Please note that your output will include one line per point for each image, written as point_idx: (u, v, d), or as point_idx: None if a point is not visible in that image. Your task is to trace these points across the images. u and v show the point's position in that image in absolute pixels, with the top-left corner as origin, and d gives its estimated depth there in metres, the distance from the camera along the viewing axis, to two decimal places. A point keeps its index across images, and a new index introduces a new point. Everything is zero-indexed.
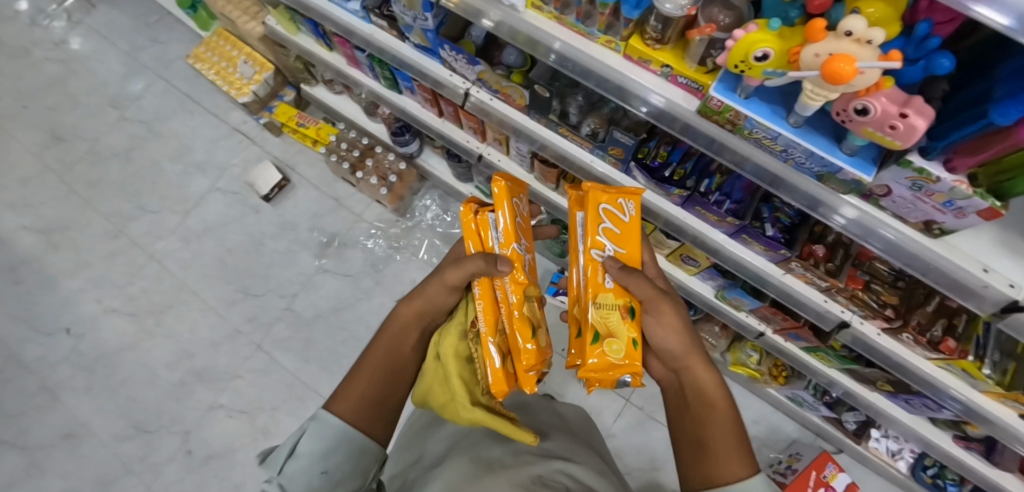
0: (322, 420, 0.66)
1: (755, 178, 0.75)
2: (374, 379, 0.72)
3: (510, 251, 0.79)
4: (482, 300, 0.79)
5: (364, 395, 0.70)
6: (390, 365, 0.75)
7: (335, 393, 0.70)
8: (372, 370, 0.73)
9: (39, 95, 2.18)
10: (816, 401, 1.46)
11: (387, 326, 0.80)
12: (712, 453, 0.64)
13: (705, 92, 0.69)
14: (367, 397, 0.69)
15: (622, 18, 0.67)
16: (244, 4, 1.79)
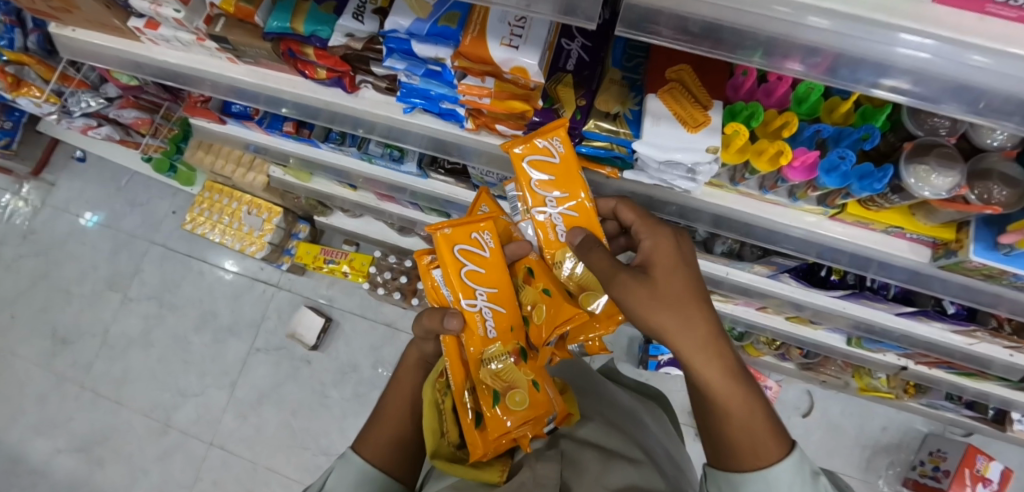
0: (345, 463, 0.54)
1: (717, 227, 0.68)
2: (392, 430, 0.57)
3: (466, 309, 0.61)
4: (449, 360, 0.60)
5: (380, 446, 0.56)
6: (401, 412, 0.59)
7: (360, 437, 0.58)
8: (391, 416, 0.58)
9: (28, 301, 1.98)
10: (957, 406, 1.37)
11: (408, 358, 0.64)
12: (732, 444, 0.43)
13: (953, 249, 0.58)
14: (380, 444, 0.56)
15: (844, 192, 0.56)
16: (234, 155, 1.60)
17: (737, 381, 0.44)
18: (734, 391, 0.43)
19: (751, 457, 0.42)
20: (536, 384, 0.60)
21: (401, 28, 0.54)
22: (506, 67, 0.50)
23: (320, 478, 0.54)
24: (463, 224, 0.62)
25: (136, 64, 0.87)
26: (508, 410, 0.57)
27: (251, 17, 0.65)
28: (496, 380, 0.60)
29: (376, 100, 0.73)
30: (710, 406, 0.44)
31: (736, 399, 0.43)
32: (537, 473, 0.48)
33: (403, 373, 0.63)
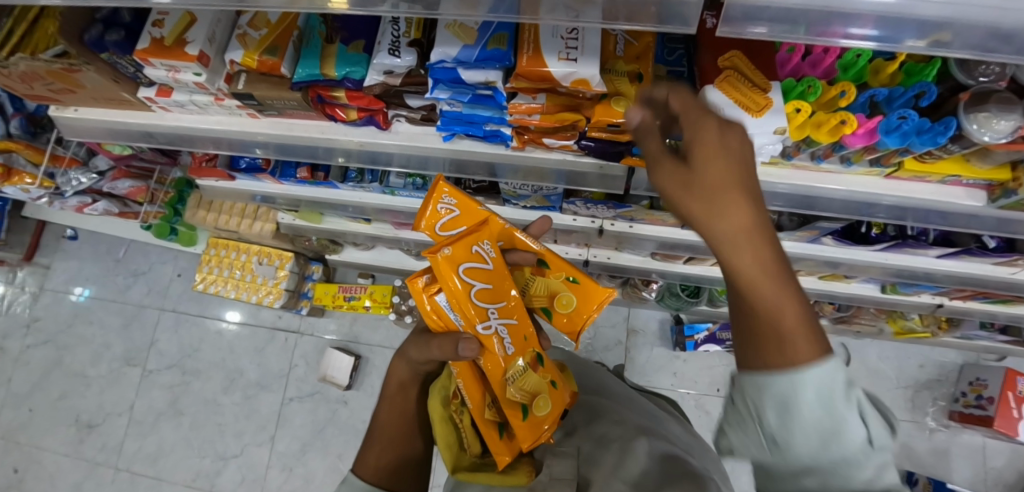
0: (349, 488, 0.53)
1: None
2: (392, 447, 0.56)
3: (483, 331, 0.57)
4: (463, 380, 0.57)
5: (380, 464, 0.55)
6: (397, 429, 0.57)
7: (360, 458, 0.57)
8: (389, 434, 0.57)
9: (45, 391, 1.91)
10: (991, 333, 1.41)
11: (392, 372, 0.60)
12: (761, 327, 0.30)
13: (1011, 187, 0.59)
14: (384, 464, 0.55)
15: (901, 149, 0.57)
16: (238, 207, 1.56)
17: (768, 253, 0.30)
18: (777, 284, 0.29)
19: (782, 356, 0.29)
20: (556, 383, 0.61)
21: (449, 57, 0.53)
22: (567, 81, 0.50)
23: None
24: (463, 240, 0.56)
25: (148, 133, 0.85)
26: (537, 418, 0.57)
27: (276, 70, 0.64)
28: (523, 393, 0.58)
29: (411, 133, 0.71)
30: (742, 305, 0.31)
31: (785, 302, 0.29)
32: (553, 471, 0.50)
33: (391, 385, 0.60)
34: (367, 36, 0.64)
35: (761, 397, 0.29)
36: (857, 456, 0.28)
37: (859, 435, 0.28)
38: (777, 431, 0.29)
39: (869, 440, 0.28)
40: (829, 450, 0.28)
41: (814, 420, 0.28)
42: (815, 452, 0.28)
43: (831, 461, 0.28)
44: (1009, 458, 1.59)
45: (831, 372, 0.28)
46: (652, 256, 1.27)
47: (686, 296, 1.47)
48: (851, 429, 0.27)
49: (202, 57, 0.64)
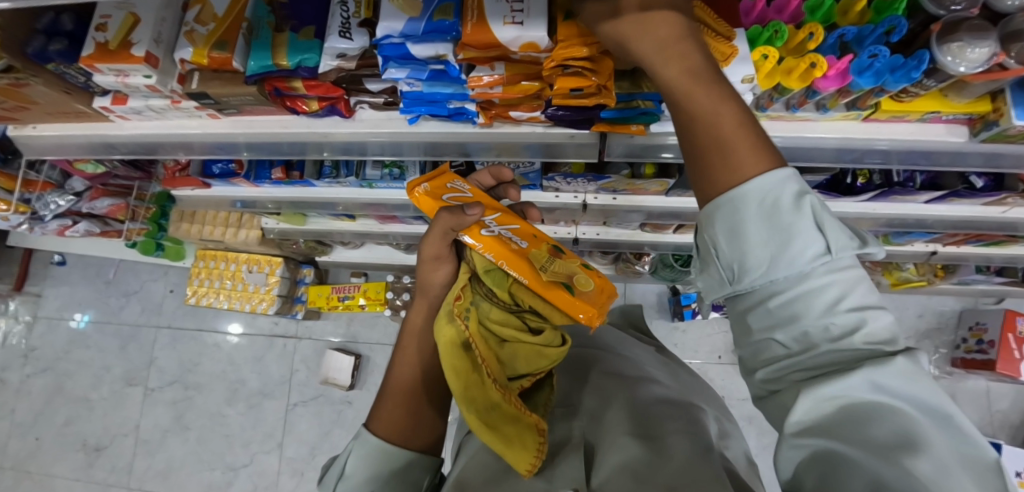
0: (361, 444, 0.50)
1: None
2: (404, 403, 0.52)
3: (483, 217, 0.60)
4: (503, 260, 0.54)
5: (392, 419, 0.51)
6: (409, 382, 0.53)
7: (371, 413, 0.53)
8: (400, 389, 0.53)
9: (49, 419, 1.90)
10: (987, 276, 1.40)
11: (410, 317, 0.58)
12: (710, 155, 0.34)
13: (993, 119, 0.58)
14: (396, 419, 0.51)
15: (877, 90, 0.55)
16: (221, 216, 1.54)
17: (720, 98, 0.34)
18: (728, 119, 0.33)
19: (730, 176, 0.33)
20: (589, 266, 0.57)
21: (395, 32, 0.51)
22: (516, 47, 0.48)
23: (342, 458, 0.51)
24: (436, 177, 0.62)
25: (109, 145, 0.83)
26: (582, 293, 0.53)
27: (228, 64, 0.62)
28: (555, 274, 0.54)
29: (376, 119, 0.69)
30: (689, 139, 0.35)
31: (732, 127, 0.33)
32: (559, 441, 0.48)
33: (406, 337, 0.57)
34: (317, 22, 0.62)
35: (713, 226, 0.34)
36: (809, 264, 0.31)
37: (810, 247, 0.31)
38: (733, 258, 0.34)
39: (825, 249, 0.31)
40: (777, 267, 0.32)
41: (762, 241, 0.32)
42: (766, 268, 0.32)
43: (784, 276, 0.32)
44: (1013, 400, 1.59)
45: (779, 180, 0.32)
46: (641, 228, 1.26)
47: (680, 267, 1.45)
48: (797, 238, 0.31)
49: (151, 59, 0.62)
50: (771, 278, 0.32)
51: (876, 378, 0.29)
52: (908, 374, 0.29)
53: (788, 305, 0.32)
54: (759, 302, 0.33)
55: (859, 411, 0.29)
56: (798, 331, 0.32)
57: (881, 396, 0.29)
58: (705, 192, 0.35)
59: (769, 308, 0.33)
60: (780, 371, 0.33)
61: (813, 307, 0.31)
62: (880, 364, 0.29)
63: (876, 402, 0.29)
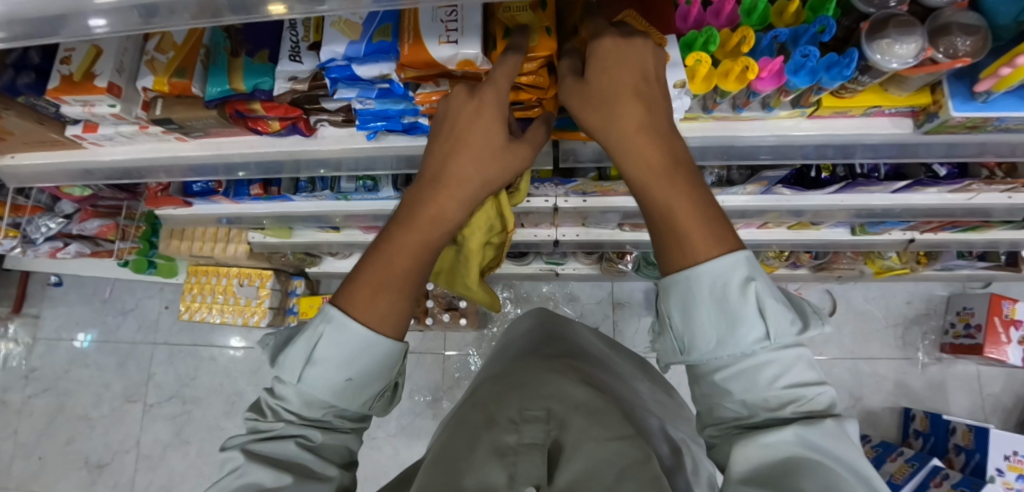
0: (339, 328, 0.43)
1: None
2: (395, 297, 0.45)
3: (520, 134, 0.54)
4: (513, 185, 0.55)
5: (380, 316, 0.44)
6: (415, 275, 0.46)
7: (350, 291, 0.45)
8: (398, 277, 0.45)
9: (53, 438, 1.93)
10: (969, 261, 1.40)
11: (451, 171, 0.47)
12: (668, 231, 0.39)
13: (933, 112, 0.59)
14: (375, 310, 0.44)
15: (816, 88, 0.56)
16: (209, 233, 1.57)
17: (678, 178, 0.39)
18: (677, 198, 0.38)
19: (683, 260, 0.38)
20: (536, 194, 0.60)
21: (338, 55, 0.53)
22: (453, 64, 0.50)
23: (308, 337, 0.44)
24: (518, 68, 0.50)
25: (85, 171, 0.85)
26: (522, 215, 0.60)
27: (187, 91, 0.64)
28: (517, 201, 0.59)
29: (338, 135, 0.71)
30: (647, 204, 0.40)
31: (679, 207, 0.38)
32: (522, 435, 0.40)
33: (433, 208, 0.47)
34: (271, 45, 0.63)
35: (669, 300, 0.39)
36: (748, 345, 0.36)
37: (752, 332, 0.36)
38: (684, 333, 0.39)
39: (764, 334, 0.36)
40: (724, 347, 0.37)
41: (710, 321, 0.37)
42: (712, 346, 0.37)
43: (729, 353, 0.37)
44: (1004, 383, 1.59)
45: (728, 265, 0.36)
46: (619, 228, 1.27)
47: None
48: (741, 324, 0.36)
49: (113, 88, 0.64)
50: (716, 354, 0.37)
51: (807, 434, 0.33)
52: (833, 436, 0.33)
53: (729, 379, 0.37)
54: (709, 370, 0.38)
55: (795, 461, 0.32)
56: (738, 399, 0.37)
57: (807, 447, 0.33)
58: (667, 265, 0.39)
59: (719, 376, 0.38)
60: (727, 429, 0.38)
61: (758, 380, 0.36)
62: (811, 423, 0.33)
63: (809, 458, 0.32)
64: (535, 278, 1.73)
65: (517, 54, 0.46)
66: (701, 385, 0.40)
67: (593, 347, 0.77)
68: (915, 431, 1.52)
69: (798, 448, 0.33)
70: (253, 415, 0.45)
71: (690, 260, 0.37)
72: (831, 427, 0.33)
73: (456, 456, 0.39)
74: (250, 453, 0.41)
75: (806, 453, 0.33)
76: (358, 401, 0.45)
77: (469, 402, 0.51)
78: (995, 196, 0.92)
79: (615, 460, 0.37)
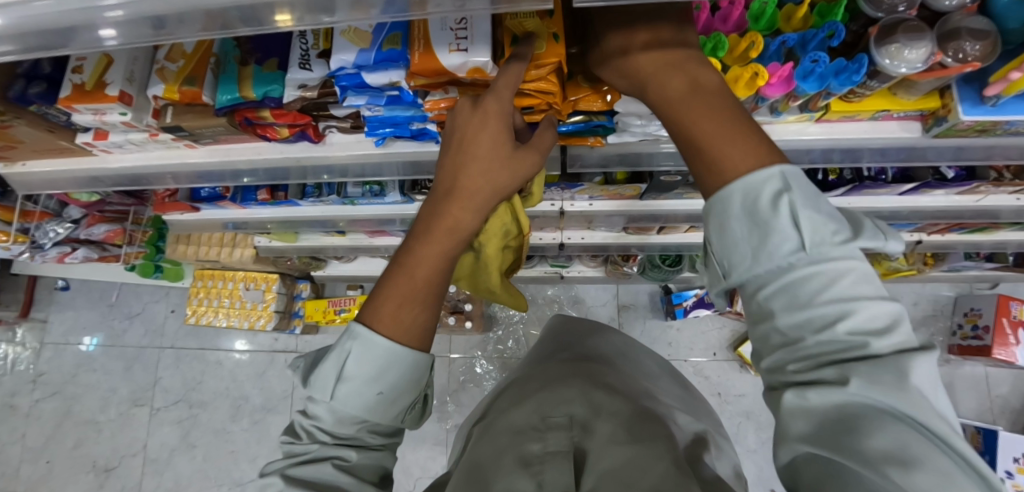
0: (363, 343, 0.43)
1: None
2: (414, 303, 0.45)
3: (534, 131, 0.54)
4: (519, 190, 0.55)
5: (403, 322, 0.44)
6: (435, 284, 0.46)
7: (372, 307, 0.46)
8: (419, 284, 0.45)
9: (60, 442, 1.95)
10: (977, 262, 1.39)
11: (462, 183, 0.48)
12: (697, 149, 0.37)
13: (942, 116, 0.59)
14: (401, 321, 0.44)
15: (824, 93, 0.56)
16: (216, 237, 1.57)
17: (712, 103, 0.37)
18: (703, 117, 0.37)
19: (716, 170, 0.36)
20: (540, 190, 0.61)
21: (348, 64, 0.54)
22: (462, 72, 0.50)
23: (337, 354, 0.44)
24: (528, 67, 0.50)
25: (95, 178, 0.86)
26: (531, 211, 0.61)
27: (197, 98, 0.64)
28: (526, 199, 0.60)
29: (346, 142, 0.71)
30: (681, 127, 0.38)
31: (709, 128, 0.36)
32: (547, 443, 0.42)
33: (448, 218, 0.47)
34: (280, 54, 0.64)
35: (705, 223, 0.37)
36: (788, 259, 0.33)
37: (785, 243, 0.33)
38: (722, 255, 0.36)
39: (799, 245, 0.32)
40: (761, 261, 0.33)
41: (743, 237, 0.34)
42: (751, 263, 0.34)
43: (767, 269, 0.33)
44: (1012, 384, 1.58)
45: (764, 179, 0.33)
46: (624, 230, 1.27)
47: (668, 266, 1.45)
48: (775, 235, 0.33)
49: (124, 97, 0.64)
50: (755, 271, 0.34)
51: (867, 386, 0.29)
52: (900, 382, 0.29)
53: (773, 296, 0.33)
54: (755, 290, 0.35)
55: (852, 413, 0.30)
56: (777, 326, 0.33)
57: (868, 401, 0.29)
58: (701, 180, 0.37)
59: (765, 298, 0.34)
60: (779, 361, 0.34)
61: (804, 294, 0.32)
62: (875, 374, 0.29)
63: (865, 410, 0.29)
64: (540, 281, 1.73)
65: (519, 63, 0.46)
66: (753, 315, 0.36)
67: (619, 348, 0.76)
68: None
69: (855, 400, 0.29)
70: (289, 438, 0.46)
71: (718, 179, 0.35)
72: (890, 367, 0.29)
73: (488, 462, 0.42)
74: (288, 478, 0.41)
75: (866, 406, 0.29)
76: (393, 413, 0.46)
77: (498, 408, 0.53)
78: (1003, 198, 0.92)
79: (648, 462, 0.37)
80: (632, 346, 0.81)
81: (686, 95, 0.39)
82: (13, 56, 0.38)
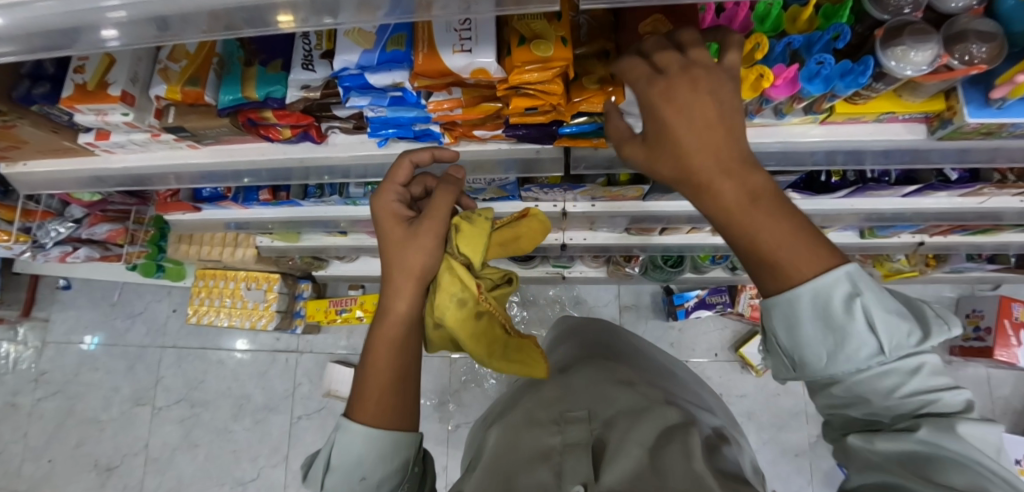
0: (346, 435, 0.46)
1: None
2: (387, 392, 0.47)
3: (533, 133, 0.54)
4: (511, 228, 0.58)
5: (377, 413, 0.47)
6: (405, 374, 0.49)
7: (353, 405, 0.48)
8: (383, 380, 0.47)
9: (62, 441, 1.95)
10: (980, 264, 1.39)
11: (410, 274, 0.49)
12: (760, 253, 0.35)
13: (947, 118, 0.58)
14: (385, 408, 0.47)
15: (829, 95, 0.56)
16: (218, 237, 1.57)
17: (776, 209, 0.35)
18: (773, 221, 0.35)
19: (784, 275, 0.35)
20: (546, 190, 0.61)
21: (352, 64, 0.54)
22: (466, 73, 0.50)
23: (327, 442, 0.48)
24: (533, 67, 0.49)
25: (97, 177, 0.85)
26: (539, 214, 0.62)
27: (200, 99, 0.64)
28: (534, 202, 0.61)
29: (349, 143, 0.71)
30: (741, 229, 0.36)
31: (780, 232, 0.35)
32: (566, 435, 0.44)
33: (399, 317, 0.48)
34: (285, 55, 0.64)
35: (771, 319, 0.37)
36: (861, 357, 0.35)
37: (862, 346, 0.35)
38: (792, 350, 0.37)
39: (878, 347, 0.34)
40: (837, 361, 0.36)
41: (817, 339, 0.36)
42: (825, 362, 0.36)
43: (844, 368, 0.36)
44: (1014, 386, 1.58)
45: (834, 284, 0.34)
46: (626, 231, 1.27)
47: (670, 267, 1.45)
48: (853, 338, 0.34)
49: (127, 97, 0.64)
50: (830, 371, 0.36)
51: (934, 434, 0.33)
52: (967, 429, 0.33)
53: (851, 386, 0.36)
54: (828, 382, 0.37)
55: (924, 456, 0.33)
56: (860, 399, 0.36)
57: (938, 446, 0.33)
58: (766, 284, 0.37)
59: (839, 387, 0.37)
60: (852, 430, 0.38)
61: (883, 383, 0.35)
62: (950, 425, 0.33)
63: (930, 451, 0.33)
64: (541, 281, 1.73)
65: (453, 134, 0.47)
66: (820, 396, 0.39)
67: (631, 348, 0.76)
68: None
69: (923, 448, 0.33)
70: None
71: (783, 284, 0.35)
72: (955, 425, 0.33)
73: (516, 458, 0.43)
74: None
75: (935, 451, 0.33)
76: (389, 480, 0.48)
77: (516, 408, 0.54)
78: (1005, 200, 0.92)
79: (662, 458, 0.38)
80: (644, 347, 0.81)
81: (748, 204, 0.35)
82: (11, 56, 0.38)
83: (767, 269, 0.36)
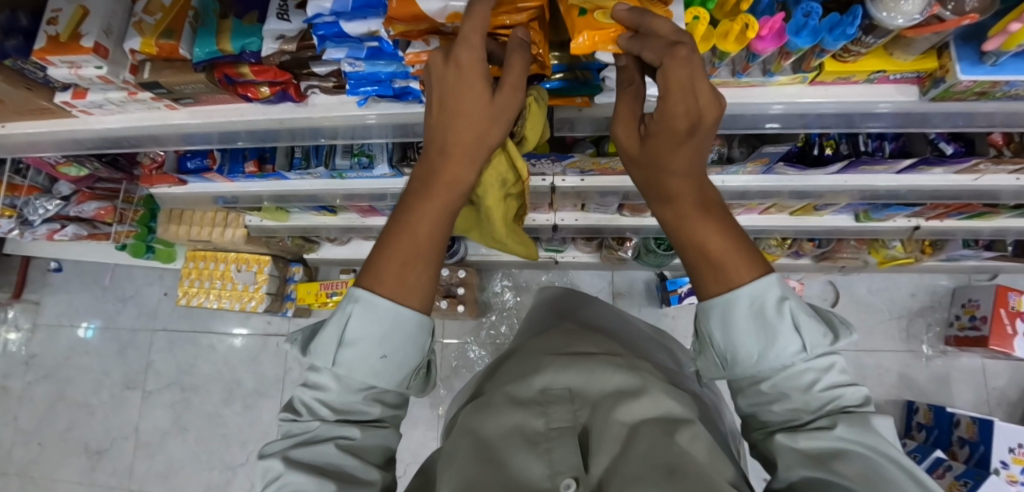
0: (365, 308, 0.43)
1: None
2: (415, 265, 0.44)
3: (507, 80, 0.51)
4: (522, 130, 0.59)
5: (403, 285, 0.43)
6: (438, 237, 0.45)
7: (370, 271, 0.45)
8: (414, 250, 0.44)
9: (52, 424, 1.94)
10: (976, 251, 1.37)
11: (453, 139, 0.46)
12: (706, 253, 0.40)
13: (938, 78, 0.57)
14: (406, 284, 0.44)
15: (818, 50, 0.54)
16: (207, 217, 1.56)
17: (710, 220, 0.41)
18: (708, 230, 0.40)
19: (725, 278, 0.40)
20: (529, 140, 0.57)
21: (325, 11, 0.53)
22: (442, 18, 0.49)
23: (338, 319, 0.44)
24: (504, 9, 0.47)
25: (76, 140, 0.84)
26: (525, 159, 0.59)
27: (175, 52, 0.63)
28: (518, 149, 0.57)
29: (329, 103, 0.69)
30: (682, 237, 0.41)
31: (713, 234, 0.40)
32: (550, 418, 0.41)
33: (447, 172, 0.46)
34: (259, 8, 0.64)
35: (708, 322, 0.41)
36: (787, 358, 0.39)
37: (789, 346, 0.39)
38: (726, 349, 0.41)
39: (802, 347, 0.39)
40: (768, 359, 0.39)
41: (751, 338, 0.39)
42: (754, 361, 0.40)
43: (770, 367, 0.40)
44: (1009, 376, 1.57)
45: (765, 287, 0.39)
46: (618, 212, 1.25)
47: (663, 251, 1.43)
48: (780, 338, 0.39)
49: (100, 49, 0.62)
50: (757, 369, 0.40)
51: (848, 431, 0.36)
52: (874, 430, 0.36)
53: (773, 387, 0.40)
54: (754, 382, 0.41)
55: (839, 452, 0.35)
56: (786, 403, 0.39)
57: (852, 443, 0.35)
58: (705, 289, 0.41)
59: (761, 388, 0.41)
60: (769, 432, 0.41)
61: (804, 385, 0.39)
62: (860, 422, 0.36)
63: (841, 447, 0.35)
64: (534, 266, 1.71)
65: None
66: (745, 395, 0.43)
67: (625, 326, 0.74)
68: (918, 424, 1.50)
69: (841, 443, 0.36)
70: (290, 417, 0.45)
71: (721, 287, 0.40)
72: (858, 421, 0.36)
73: (492, 437, 0.40)
74: (289, 462, 0.40)
75: (851, 447, 0.35)
76: (401, 377, 0.45)
77: (497, 382, 0.51)
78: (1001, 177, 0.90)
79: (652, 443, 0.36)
80: (636, 323, 0.78)
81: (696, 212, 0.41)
82: None
83: (705, 273, 0.41)
